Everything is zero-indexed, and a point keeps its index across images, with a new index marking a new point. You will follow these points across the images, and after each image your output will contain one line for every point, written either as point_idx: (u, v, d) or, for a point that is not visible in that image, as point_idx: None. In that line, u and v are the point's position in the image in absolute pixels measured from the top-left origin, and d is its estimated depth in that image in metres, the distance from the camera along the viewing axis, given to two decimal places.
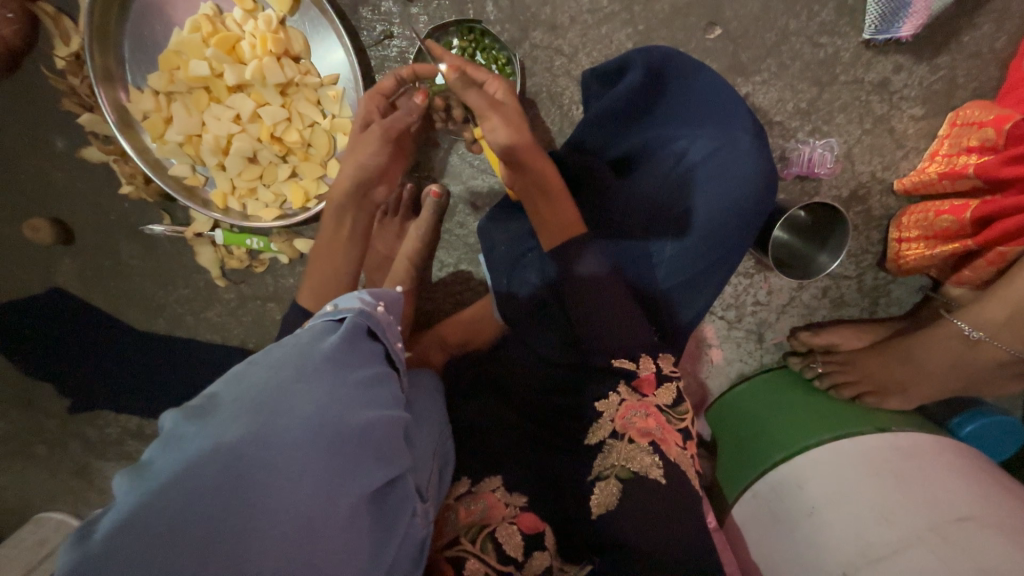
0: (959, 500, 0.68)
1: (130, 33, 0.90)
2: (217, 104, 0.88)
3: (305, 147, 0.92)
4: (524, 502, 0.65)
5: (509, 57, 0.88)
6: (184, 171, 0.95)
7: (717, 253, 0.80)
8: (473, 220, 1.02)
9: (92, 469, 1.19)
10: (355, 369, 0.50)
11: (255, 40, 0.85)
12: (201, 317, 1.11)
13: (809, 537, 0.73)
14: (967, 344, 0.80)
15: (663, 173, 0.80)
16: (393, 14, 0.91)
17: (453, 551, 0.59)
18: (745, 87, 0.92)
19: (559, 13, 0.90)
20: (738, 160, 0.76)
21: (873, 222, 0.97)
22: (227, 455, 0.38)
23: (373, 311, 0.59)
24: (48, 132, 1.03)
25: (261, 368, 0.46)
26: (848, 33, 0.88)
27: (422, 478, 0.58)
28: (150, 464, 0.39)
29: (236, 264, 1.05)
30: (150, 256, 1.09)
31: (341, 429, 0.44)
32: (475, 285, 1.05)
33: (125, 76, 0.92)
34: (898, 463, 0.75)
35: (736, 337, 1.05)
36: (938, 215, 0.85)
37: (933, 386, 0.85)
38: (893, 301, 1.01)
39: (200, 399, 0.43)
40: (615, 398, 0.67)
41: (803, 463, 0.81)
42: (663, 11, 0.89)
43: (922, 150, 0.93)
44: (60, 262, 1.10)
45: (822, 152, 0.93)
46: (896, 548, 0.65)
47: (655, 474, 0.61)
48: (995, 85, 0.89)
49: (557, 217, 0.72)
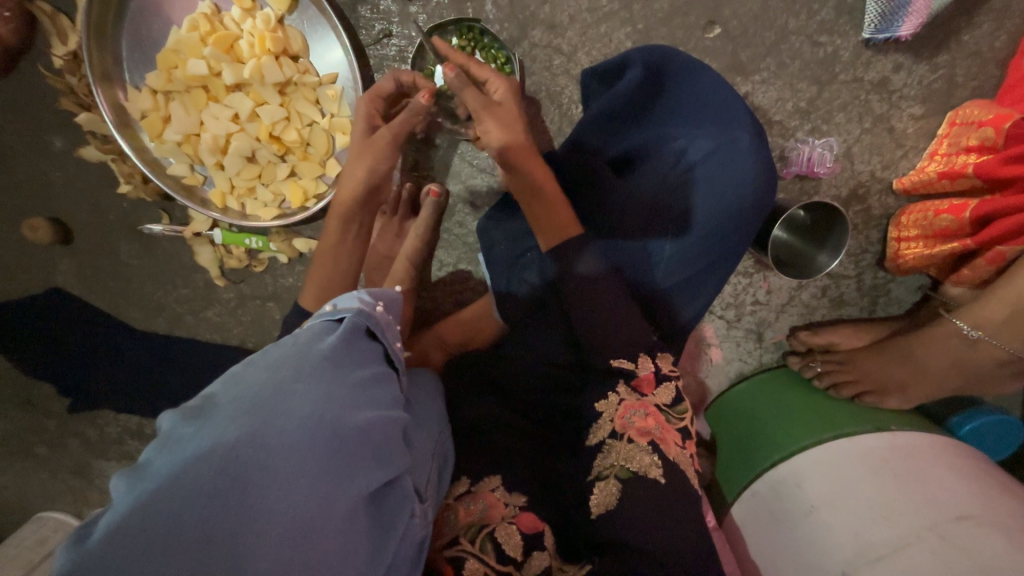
0: (958, 500, 0.68)
1: (127, 32, 0.90)
2: (216, 103, 0.88)
3: (304, 146, 0.91)
4: (524, 502, 0.65)
5: (509, 56, 0.87)
6: (183, 170, 0.94)
7: (717, 251, 0.79)
8: (472, 219, 1.01)
9: (92, 469, 1.19)
10: (353, 369, 0.50)
11: (253, 39, 0.84)
12: (200, 317, 1.11)
13: (808, 536, 0.73)
14: (966, 343, 0.80)
15: (664, 173, 0.79)
16: (392, 13, 0.91)
17: (453, 550, 0.59)
18: (744, 86, 0.92)
19: (558, 12, 0.90)
20: (738, 160, 0.75)
21: (872, 221, 0.97)
22: (224, 456, 0.38)
23: (372, 311, 0.58)
24: (45, 131, 1.02)
25: (258, 368, 0.46)
26: (847, 33, 0.88)
27: (420, 478, 0.58)
28: (148, 465, 0.39)
29: (235, 263, 1.05)
30: (148, 256, 1.08)
31: (339, 429, 0.44)
32: (474, 285, 1.05)
33: (124, 75, 0.91)
34: (897, 462, 0.75)
35: (736, 336, 1.05)
36: (937, 215, 0.85)
37: (932, 385, 0.85)
38: (893, 301, 1.01)
39: (198, 400, 0.43)
40: (615, 397, 0.67)
41: (802, 462, 0.81)
42: (662, 10, 0.89)
43: (922, 150, 0.92)
44: (58, 262, 1.10)
45: (821, 151, 0.93)
46: (895, 547, 0.65)
47: (654, 473, 0.61)
48: (995, 84, 0.89)
49: (553, 218, 0.72)
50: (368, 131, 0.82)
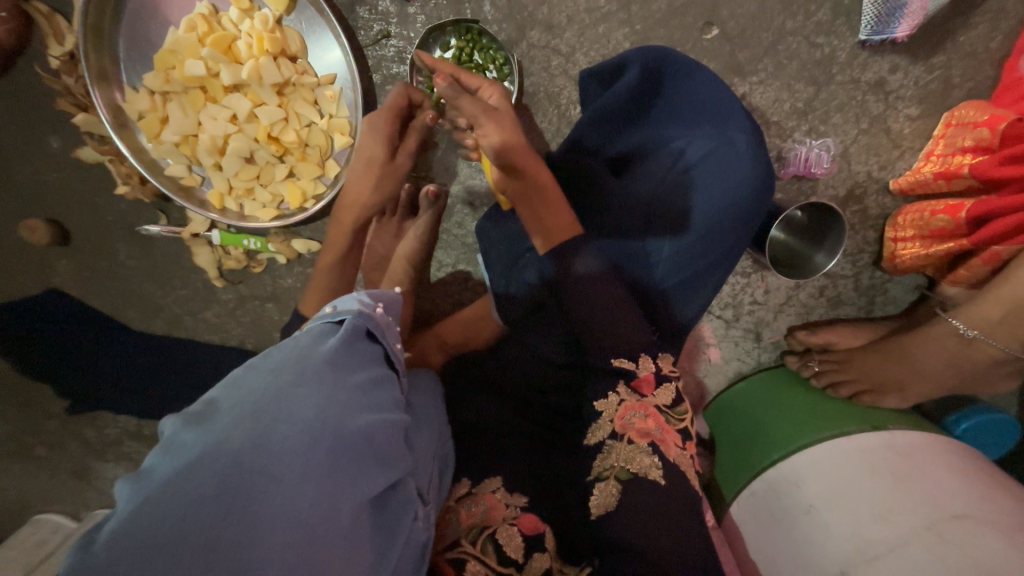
0: (955, 499, 0.68)
1: (124, 33, 0.90)
2: (214, 104, 0.88)
3: (302, 147, 0.91)
4: (525, 503, 0.65)
5: (507, 57, 0.87)
6: (180, 171, 0.95)
7: (715, 252, 0.79)
8: (471, 219, 1.01)
9: (91, 470, 1.20)
10: (355, 372, 0.50)
11: (251, 40, 0.84)
12: (199, 318, 1.11)
13: (806, 534, 0.73)
14: (962, 342, 0.81)
15: (660, 172, 0.79)
16: (390, 14, 0.91)
17: (454, 552, 0.59)
18: (742, 87, 0.92)
19: (556, 13, 0.90)
20: (736, 162, 0.75)
21: (869, 221, 0.97)
22: (229, 462, 0.38)
23: (372, 312, 0.59)
24: (41, 131, 1.02)
25: (261, 373, 0.46)
26: (844, 34, 0.89)
27: (423, 480, 0.58)
28: (151, 471, 0.38)
29: (233, 264, 1.04)
30: (147, 257, 1.08)
31: (342, 434, 0.44)
32: (473, 285, 1.05)
33: (120, 76, 0.91)
34: (895, 462, 0.76)
35: (734, 336, 1.05)
36: (933, 215, 0.85)
37: (929, 385, 0.85)
38: (889, 300, 1.01)
39: (199, 405, 0.43)
40: (615, 399, 0.67)
41: (799, 461, 0.82)
42: (660, 11, 0.89)
43: (918, 150, 0.93)
44: (56, 263, 1.10)
45: (819, 151, 0.93)
46: (892, 546, 0.65)
47: (654, 475, 0.61)
48: (991, 85, 0.90)
49: (552, 218, 0.72)
50: (388, 157, 0.85)
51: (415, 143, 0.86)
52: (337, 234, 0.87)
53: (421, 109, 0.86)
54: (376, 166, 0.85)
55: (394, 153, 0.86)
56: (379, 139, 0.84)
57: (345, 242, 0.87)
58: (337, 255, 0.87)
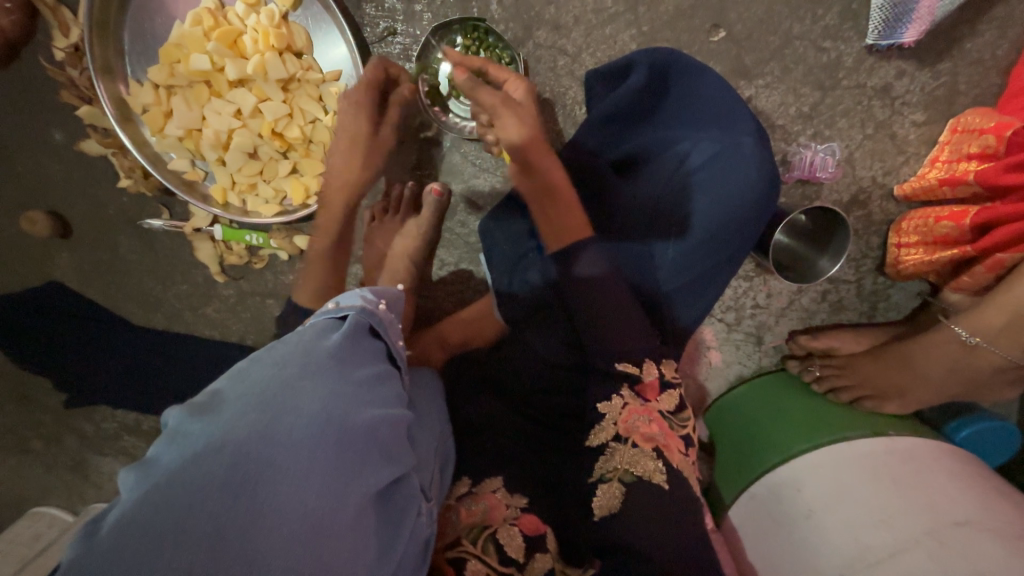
0: (955, 505, 0.68)
1: (130, 26, 0.90)
2: (219, 99, 0.88)
3: (306, 143, 0.91)
4: (525, 503, 0.65)
5: (514, 56, 0.88)
6: (183, 166, 0.94)
7: (720, 254, 0.79)
8: (474, 219, 1.01)
9: (88, 464, 1.19)
10: (359, 367, 0.50)
11: (257, 35, 0.84)
12: (199, 313, 1.11)
13: (806, 539, 0.73)
14: (965, 349, 0.80)
15: (666, 175, 0.79)
16: (397, 11, 0.91)
17: (454, 551, 0.59)
18: (748, 90, 0.92)
19: (563, 13, 0.90)
20: (742, 164, 0.75)
21: (873, 226, 0.97)
22: (234, 452, 0.38)
23: (375, 310, 0.59)
24: (45, 124, 1.02)
25: (265, 365, 0.46)
26: (851, 39, 0.89)
27: (425, 476, 0.58)
28: (157, 461, 0.38)
29: (235, 260, 1.05)
30: (148, 251, 1.08)
31: (347, 427, 0.44)
32: (475, 284, 1.05)
33: (125, 69, 0.91)
34: (895, 467, 0.76)
35: (736, 339, 1.05)
36: (937, 221, 0.85)
37: (932, 393, 0.85)
38: (892, 306, 1.01)
39: (204, 397, 0.43)
40: (619, 401, 0.66)
41: (799, 466, 0.82)
42: (667, 12, 0.89)
43: (924, 156, 0.93)
44: (57, 256, 1.09)
45: (824, 156, 0.93)
46: (892, 551, 0.65)
47: (658, 479, 0.61)
48: (997, 92, 0.90)
49: (561, 219, 0.72)
50: (372, 132, 0.89)
51: (397, 116, 0.90)
52: (329, 216, 0.91)
53: (398, 84, 0.88)
54: (360, 141, 0.89)
55: (378, 128, 0.89)
56: (364, 115, 0.87)
57: (336, 229, 0.90)
58: (330, 244, 0.93)
